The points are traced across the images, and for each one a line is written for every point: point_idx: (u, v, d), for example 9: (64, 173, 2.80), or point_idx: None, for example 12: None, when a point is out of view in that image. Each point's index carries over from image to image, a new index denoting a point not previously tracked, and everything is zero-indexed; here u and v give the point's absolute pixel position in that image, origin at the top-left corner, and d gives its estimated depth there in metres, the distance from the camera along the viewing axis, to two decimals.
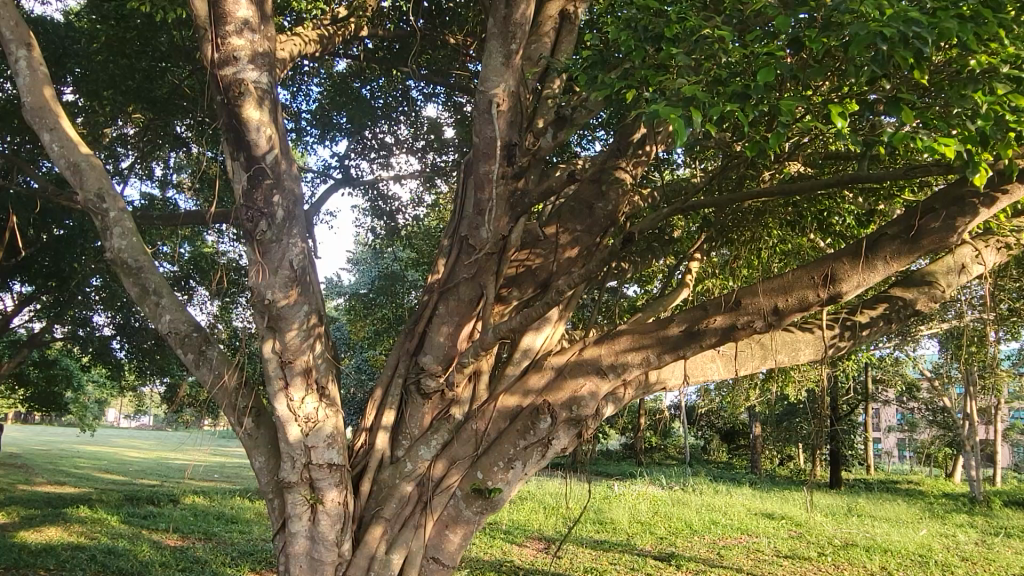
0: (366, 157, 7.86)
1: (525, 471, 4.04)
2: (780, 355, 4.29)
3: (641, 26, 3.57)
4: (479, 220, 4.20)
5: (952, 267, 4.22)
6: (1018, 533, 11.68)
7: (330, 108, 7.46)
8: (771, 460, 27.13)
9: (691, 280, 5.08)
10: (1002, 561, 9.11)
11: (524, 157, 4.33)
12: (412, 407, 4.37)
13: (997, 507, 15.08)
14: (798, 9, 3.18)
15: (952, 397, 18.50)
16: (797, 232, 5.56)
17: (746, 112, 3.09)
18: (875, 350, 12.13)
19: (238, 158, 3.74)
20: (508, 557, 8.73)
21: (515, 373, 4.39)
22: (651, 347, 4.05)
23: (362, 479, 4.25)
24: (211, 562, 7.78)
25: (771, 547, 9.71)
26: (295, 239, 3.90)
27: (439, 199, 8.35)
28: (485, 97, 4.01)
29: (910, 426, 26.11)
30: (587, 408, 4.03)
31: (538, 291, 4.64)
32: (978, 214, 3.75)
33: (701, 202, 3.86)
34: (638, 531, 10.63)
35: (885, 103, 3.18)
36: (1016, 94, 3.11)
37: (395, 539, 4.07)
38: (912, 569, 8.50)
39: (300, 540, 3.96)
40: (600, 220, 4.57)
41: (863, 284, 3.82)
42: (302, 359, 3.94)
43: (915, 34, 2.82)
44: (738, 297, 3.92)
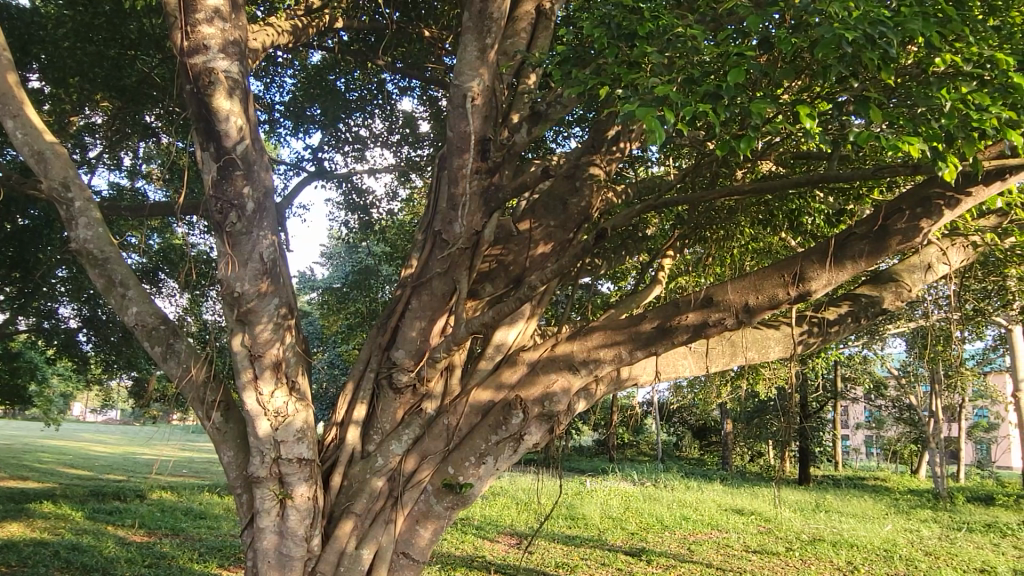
0: (340, 150, 7.79)
1: (497, 467, 4.04)
2: (750, 352, 4.33)
3: (614, 23, 3.58)
4: (452, 215, 4.17)
5: (919, 266, 4.31)
6: (979, 528, 11.96)
7: (304, 100, 7.37)
8: (742, 457, 27.43)
9: (664, 277, 5.05)
10: (964, 556, 9.31)
11: (499, 153, 4.32)
12: (384, 402, 4.36)
13: (960, 503, 15.42)
14: (767, 9, 3.20)
15: (919, 396, 18.88)
16: (769, 231, 5.63)
17: (717, 112, 3.10)
18: (845, 348, 12.31)
19: (209, 149, 3.68)
20: (479, 552, 8.73)
21: (487, 367, 4.39)
22: (624, 343, 4.06)
23: (333, 474, 4.23)
24: (179, 558, 7.69)
25: (741, 543, 9.82)
26: (265, 232, 3.86)
27: (414, 193, 8.31)
28: (459, 91, 3.98)
29: (878, 424, 26.58)
30: (559, 404, 4.03)
31: (511, 286, 4.64)
32: (941, 217, 3.86)
33: (674, 199, 3.89)
34: (610, 527, 10.70)
35: (853, 102, 3.19)
36: (979, 93, 3.14)
37: (366, 534, 4.05)
38: (877, 563, 8.66)
39: (268, 536, 3.93)
40: (573, 216, 4.59)
41: (832, 283, 3.88)
42: (273, 352, 3.90)
43: (881, 34, 2.86)
44: (709, 295, 3.96)
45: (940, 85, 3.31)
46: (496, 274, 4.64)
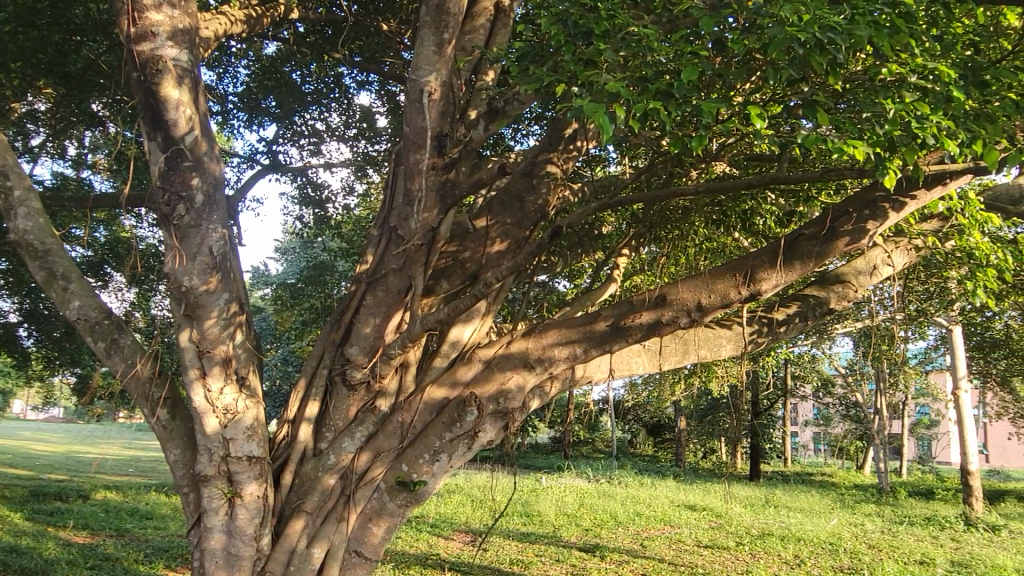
0: (295, 143, 7.67)
1: (451, 464, 4.03)
2: (701, 350, 4.41)
3: (571, 21, 3.59)
4: (408, 210, 4.14)
5: (865, 269, 4.43)
6: (919, 521, 12.39)
7: (258, 91, 7.23)
8: (696, 453, 27.87)
9: (620, 274, 5.09)
10: (904, 548, 9.62)
11: (455, 149, 4.30)
12: (337, 399, 4.31)
13: (903, 497, 15.94)
14: (720, 11, 3.24)
15: (864, 393, 19.43)
16: (722, 232, 5.71)
17: (669, 111, 3.13)
18: (795, 346, 12.58)
19: (156, 139, 3.59)
20: (434, 550, 8.69)
21: (442, 364, 4.37)
22: (579, 342, 4.08)
23: (283, 472, 4.17)
24: (124, 559, 7.48)
25: (693, 537, 9.98)
26: (215, 225, 3.78)
27: (371, 188, 8.22)
28: (416, 85, 3.95)
29: (825, 421, 27.29)
30: (513, 401, 4.03)
31: (467, 283, 4.64)
32: (887, 219, 3.99)
33: (629, 198, 3.93)
34: (564, 523, 10.76)
35: (802, 105, 3.25)
36: (921, 102, 3.22)
37: (317, 533, 4.00)
38: (822, 556, 8.90)
39: (215, 536, 3.84)
40: (530, 214, 4.59)
41: (781, 283, 3.96)
42: (222, 349, 3.82)
43: (829, 40, 2.91)
44: (663, 294, 4.00)
45: (885, 91, 3.38)
46: (452, 271, 4.64)
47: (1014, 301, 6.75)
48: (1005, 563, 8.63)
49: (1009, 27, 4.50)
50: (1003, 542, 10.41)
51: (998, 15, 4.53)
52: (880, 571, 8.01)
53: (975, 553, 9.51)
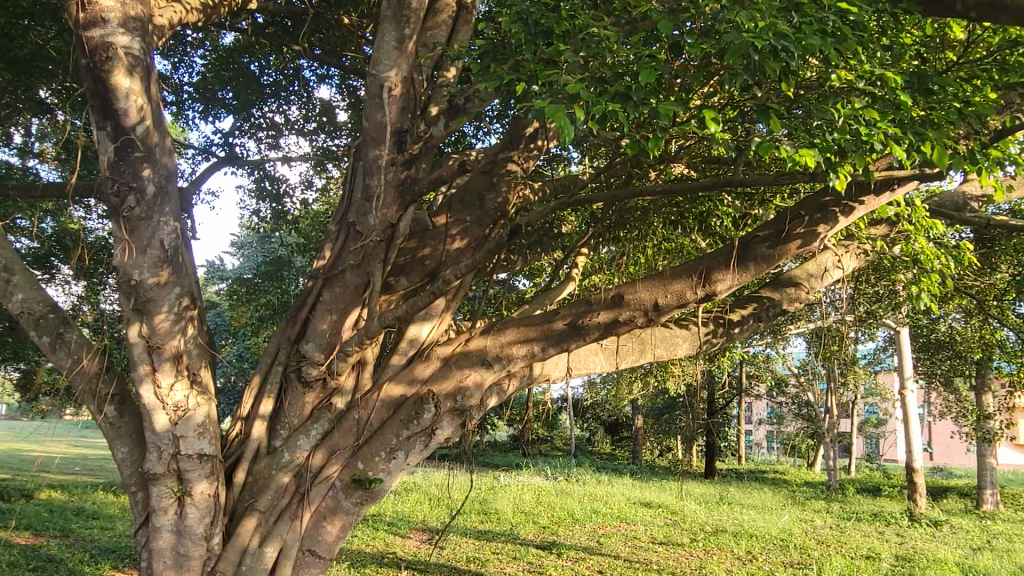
0: (253, 135, 7.54)
1: (408, 462, 4.01)
2: (658, 349, 4.46)
3: (532, 20, 3.58)
4: (367, 206, 4.11)
5: (816, 272, 4.54)
6: (866, 517, 12.73)
7: (214, 82, 7.08)
8: (652, 451, 28.21)
9: (578, 273, 5.13)
10: (852, 543, 9.89)
11: (416, 145, 4.28)
12: (292, 396, 4.25)
13: (850, 494, 16.39)
14: (679, 14, 3.28)
15: (816, 392, 19.92)
16: (680, 232, 5.79)
17: (627, 112, 3.16)
18: (750, 346, 12.81)
19: (105, 128, 3.49)
20: (390, 549, 8.64)
21: (400, 362, 4.34)
22: (536, 340, 4.09)
23: (236, 471, 4.09)
24: (68, 560, 7.26)
25: (648, 534, 10.12)
26: (167, 218, 3.70)
27: (331, 183, 8.11)
28: (376, 81, 3.92)
29: (778, 420, 27.86)
30: (471, 399, 4.04)
31: (426, 280, 4.64)
32: (837, 222, 4.10)
33: (588, 198, 3.95)
34: (522, 521, 10.80)
35: (756, 111, 3.29)
36: (870, 109, 3.28)
37: (270, 532, 3.94)
38: (773, 552, 9.10)
39: (164, 535, 3.76)
40: (489, 212, 4.59)
41: (736, 284, 4.04)
42: (173, 344, 3.74)
43: (783, 47, 2.97)
44: (620, 294, 4.03)
45: (836, 99, 3.45)
46: (411, 268, 4.63)
47: (956, 304, 6.99)
48: (946, 557, 8.93)
49: (954, 39, 4.66)
50: (945, 537, 10.77)
51: (943, 27, 4.68)
52: (828, 566, 8.23)
53: (918, 547, 9.82)
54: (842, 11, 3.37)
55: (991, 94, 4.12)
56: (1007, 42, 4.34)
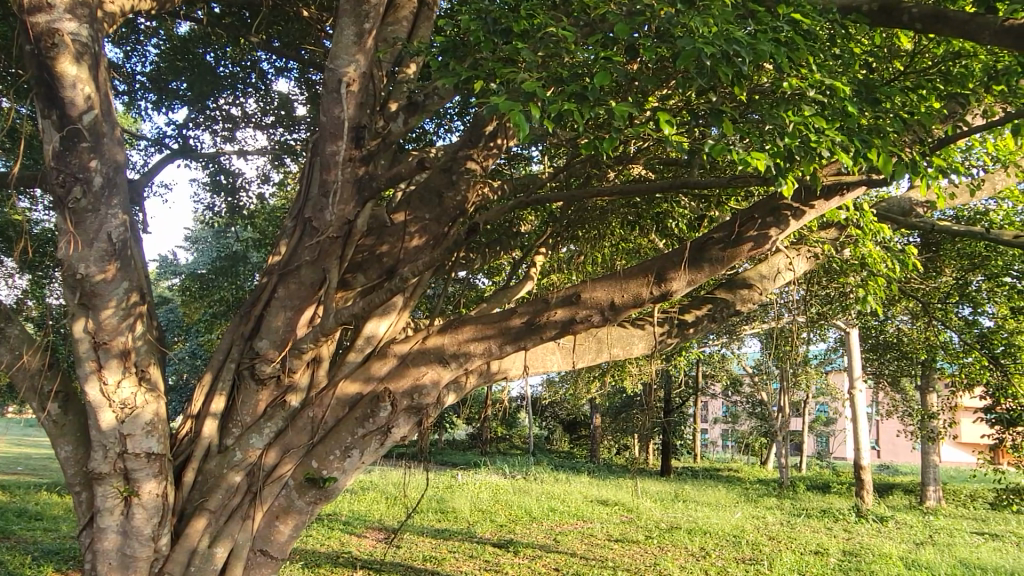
0: (208, 128, 7.39)
1: (363, 460, 3.98)
2: (614, 348, 4.51)
3: (490, 18, 3.62)
4: (324, 202, 4.06)
5: (769, 273, 4.64)
6: (816, 514, 13.04)
7: (168, 72, 6.93)
8: (610, 449, 28.48)
9: (537, 272, 5.21)
10: (801, 539, 10.13)
11: (373, 141, 4.24)
12: (245, 393, 4.18)
13: (802, 491, 16.77)
14: (634, 18, 3.32)
15: (770, 392, 20.34)
16: (638, 233, 5.86)
17: (582, 112, 3.18)
18: (706, 345, 13.01)
19: (51, 117, 3.38)
20: (345, 548, 8.55)
21: (356, 359, 4.30)
22: (493, 338, 4.08)
23: (185, 470, 4.01)
24: (8, 563, 7.02)
25: (604, 532, 10.19)
26: (115, 211, 3.61)
27: (288, 178, 7.99)
28: (334, 75, 3.87)
29: (733, 419, 28.36)
30: (427, 396, 4.02)
31: (384, 278, 4.60)
32: (787, 226, 4.17)
33: (545, 196, 3.96)
34: (479, 519, 10.80)
35: (710, 114, 3.33)
36: (818, 116, 3.37)
37: (220, 532, 3.87)
38: (726, 548, 9.27)
39: (109, 536, 3.66)
40: (449, 210, 4.58)
41: (691, 284, 4.10)
42: (120, 340, 3.65)
43: (735, 53, 3.01)
44: (577, 292, 4.06)
45: (787, 104, 3.52)
46: (369, 265, 4.59)
47: (903, 306, 7.21)
48: (891, 552, 9.21)
49: (900, 49, 4.80)
50: (890, 532, 11.11)
51: (892, 37, 4.80)
52: (778, 562, 8.41)
53: (864, 542, 10.11)
54: (794, 20, 3.45)
55: (935, 103, 4.27)
56: (950, 54, 4.50)
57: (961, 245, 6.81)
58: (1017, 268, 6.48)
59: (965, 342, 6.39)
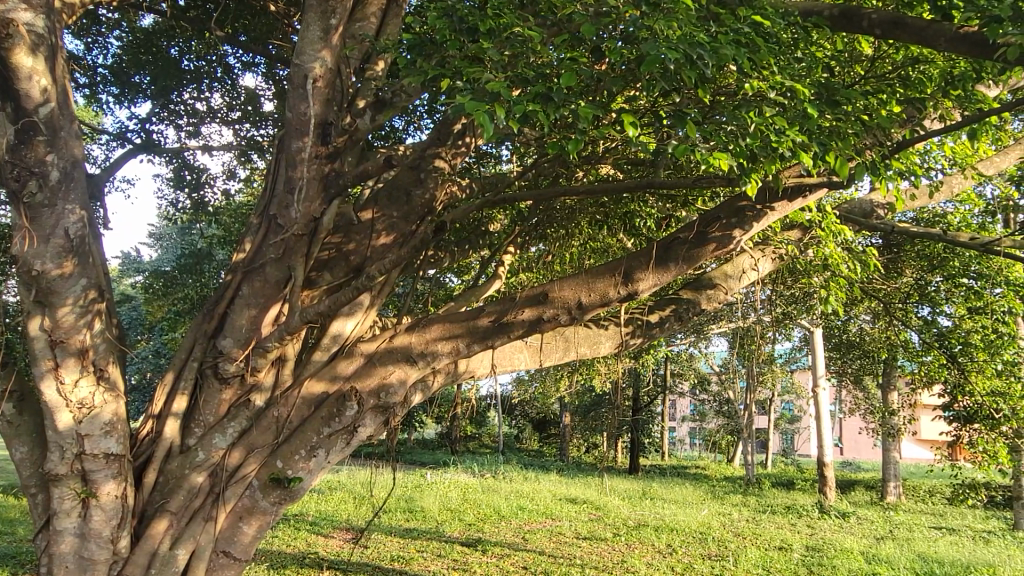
0: (172, 122, 7.26)
1: (329, 460, 3.94)
2: (581, 347, 4.53)
3: (457, 17, 3.57)
4: (289, 199, 4.01)
5: (734, 273, 4.71)
6: (781, 510, 13.25)
7: (131, 65, 6.79)
8: (580, 447, 28.62)
9: (505, 271, 5.19)
10: (766, 535, 10.29)
11: (340, 138, 4.19)
12: (208, 392, 4.11)
13: (767, 488, 17.03)
14: (601, 19, 3.32)
15: (737, 390, 20.61)
16: (606, 232, 5.88)
17: (548, 112, 3.19)
18: (675, 343, 13.12)
19: (4, 109, 3.29)
20: (312, 548, 8.48)
21: (322, 358, 4.25)
22: (461, 337, 4.07)
23: (145, 471, 3.93)
24: None
25: (572, 530, 10.25)
26: (73, 206, 3.52)
27: (254, 174, 7.88)
28: (300, 71, 3.82)
29: (700, 417, 28.68)
30: (395, 396, 4.00)
31: (351, 276, 4.56)
32: (752, 227, 4.23)
33: (512, 195, 3.97)
34: (448, 518, 10.77)
35: (674, 116, 3.36)
36: (780, 118, 3.41)
37: (181, 533, 3.80)
38: (693, 545, 9.37)
39: (66, 539, 3.58)
40: (417, 208, 4.56)
41: (657, 284, 4.14)
42: (78, 339, 3.57)
43: (698, 56, 3.05)
44: (544, 292, 4.08)
45: (750, 107, 3.57)
46: (336, 263, 4.54)
47: (865, 305, 7.31)
48: (852, 546, 9.40)
49: (861, 55, 4.89)
50: (851, 528, 11.33)
51: (853, 43, 4.95)
52: (743, 558, 8.53)
53: (827, 538, 10.29)
54: (757, 22, 3.50)
55: (894, 107, 4.36)
56: (909, 59, 4.60)
57: (920, 246, 6.80)
58: (975, 269, 6.44)
59: (925, 341, 6.54)
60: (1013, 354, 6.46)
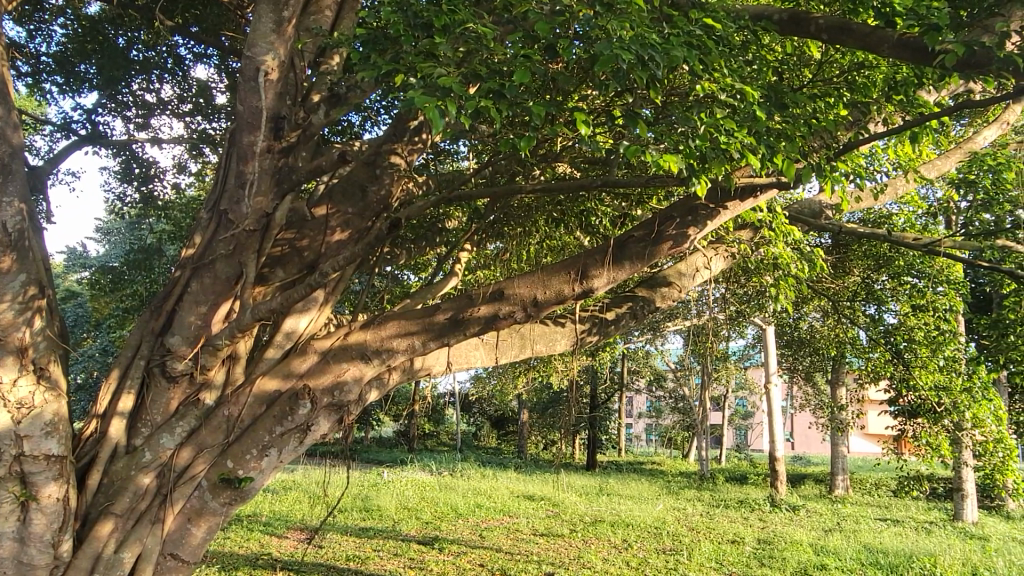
0: (121, 114, 7.08)
1: (280, 459, 3.88)
2: (537, 344, 4.54)
3: (411, 12, 3.54)
4: (239, 194, 3.94)
5: (688, 271, 4.79)
6: (733, 504, 13.51)
7: (76, 55, 6.58)
8: (537, 444, 28.78)
9: (461, 268, 5.18)
10: (719, 529, 10.49)
11: (293, 132, 4.13)
12: (155, 391, 4.02)
13: (721, 483, 17.36)
14: (555, 18, 3.34)
15: (691, 387, 20.97)
16: (563, 230, 5.92)
17: (501, 109, 3.19)
18: (631, 340, 13.28)
19: None
20: (265, 549, 8.35)
21: (275, 355, 4.18)
22: (417, 334, 4.04)
23: (89, 473, 3.79)
24: None
25: (529, 526, 10.30)
26: (11, 199, 3.49)
27: (206, 168, 7.73)
28: (251, 63, 3.75)
29: (656, 413, 29.10)
30: (349, 393, 3.96)
31: (305, 273, 4.49)
32: (705, 226, 4.31)
33: (468, 192, 3.94)
34: (404, 517, 10.72)
35: (626, 115, 3.38)
36: (730, 119, 3.46)
37: (127, 536, 3.70)
38: (647, 540, 9.51)
39: (4, 544, 3.40)
40: (372, 205, 4.53)
41: (612, 281, 4.18)
42: (17, 336, 3.46)
43: (650, 57, 3.08)
44: (500, 288, 4.08)
45: (701, 108, 3.63)
46: (289, 259, 4.46)
47: (815, 304, 7.50)
48: (801, 539, 9.62)
49: (810, 58, 5.02)
50: (801, 520, 11.61)
51: (803, 46, 5.07)
52: (696, 552, 8.68)
53: (778, 531, 10.52)
54: (708, 25, 3.56)
55: (841, 110, 4.49)
56: (856, 64, 4.74)
57: (867, 245, 6.99)
58: (918, 268, 6.67)
59: (871, 338, 6.74)
60: (954, 350, 6.57)
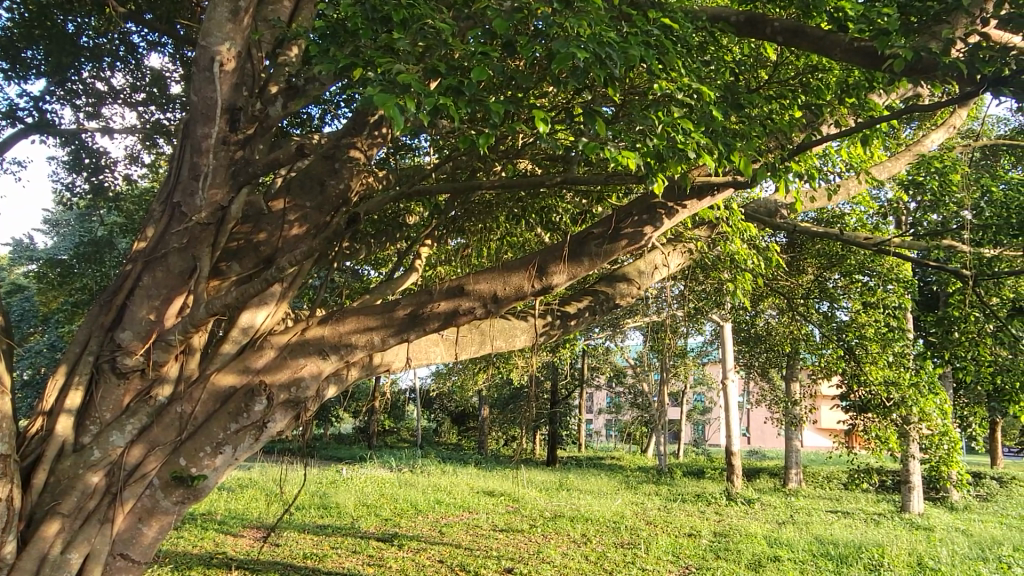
0: (71, 103, 6.88)
1: (235, 457, 3.82)
2: (497, 340, 4.53)
3: (370, 5, 3.51)
4: (193, 186, 3.86)
5: (647, 269, 4.85)
6: (691, 498, 13.71)
7: (21, 39, 6.25)
8: (498, 441, 28.83)
9: (421, 264, 5.16)
10: (676, 523, 10.63)
11: (249, 125, 4.06)
12: (104, 388, 3.91)
13: (678, 477, 17.61)
14: (515, 14, 3.34)
15: (650, 383, 21.22)
16: (524, 226, 5.95)
17: (459, 106, 3.18)
18: (590, 336, 13.40)
19: None
20: (220, 549, 8.19)
21: (231, 351, 4.10)
22: (377, 330, 4.00)
23: (34, 472, 3.66)
24: None
25: (489, 522, 10.32)
26: None
27: (160, 159, 7.55)
28: (205, 54, 3.67)
29: (616, 408, 29.41)
30: (307, 389, 3.91)
31: (261, 268, 4.41)
32: (662, 223, 4.41)
33: (428, 188, 3.94)
34: (363, 514, 10.63)
35: (585, 113, 3.38)
36: (687, 119, 3.49)
37: (74, 537, 3.59)
38: (606, 534, 9.59)
39: None
40: (331, 198, 4.46)
41: (571, 277, 4.19)
42: None
43: (608, 56, 3.10)
44: (461, 284, 4.07)
45: (658, 107, 3.67)
46: (245, 253, 4.38)
47: (770, 301, 7.66)
48: (756, 532, 9.81)
49: (767, 59, 5.13)
50: (756, 514, 11.83)
51: (759, 48, 5.18)
52: (653, 546, 8.78)
53: (733, 524, 10.71)
54: (666, 26, 3.60)
55: (795, 111, 4.58)
56: (809, 67, 4.86)
57: (820, 244, 7.16)
58: (869, 267, 6.85)
59: (823, 335, 6.90)
60: (903, 346, 6.75)
